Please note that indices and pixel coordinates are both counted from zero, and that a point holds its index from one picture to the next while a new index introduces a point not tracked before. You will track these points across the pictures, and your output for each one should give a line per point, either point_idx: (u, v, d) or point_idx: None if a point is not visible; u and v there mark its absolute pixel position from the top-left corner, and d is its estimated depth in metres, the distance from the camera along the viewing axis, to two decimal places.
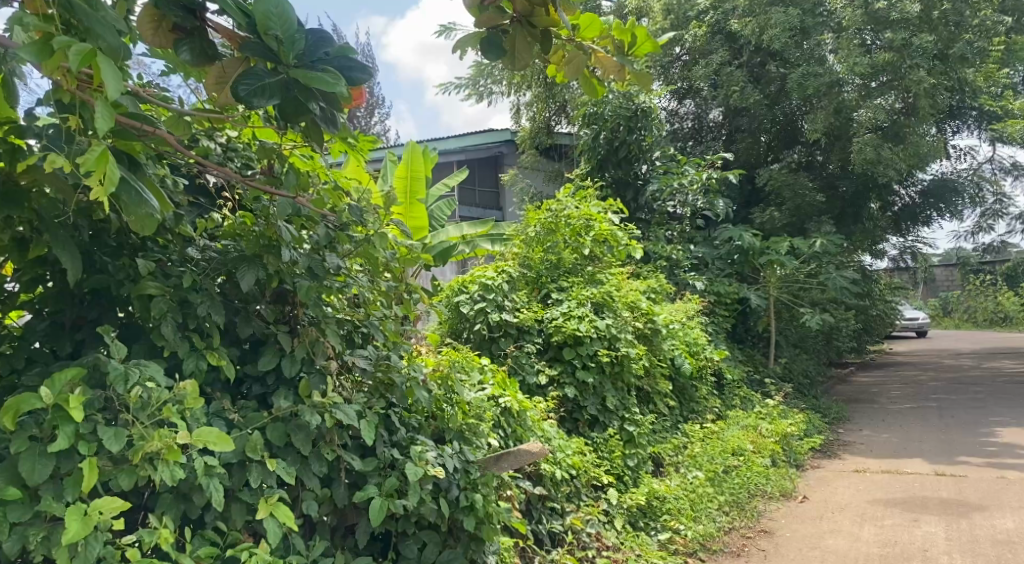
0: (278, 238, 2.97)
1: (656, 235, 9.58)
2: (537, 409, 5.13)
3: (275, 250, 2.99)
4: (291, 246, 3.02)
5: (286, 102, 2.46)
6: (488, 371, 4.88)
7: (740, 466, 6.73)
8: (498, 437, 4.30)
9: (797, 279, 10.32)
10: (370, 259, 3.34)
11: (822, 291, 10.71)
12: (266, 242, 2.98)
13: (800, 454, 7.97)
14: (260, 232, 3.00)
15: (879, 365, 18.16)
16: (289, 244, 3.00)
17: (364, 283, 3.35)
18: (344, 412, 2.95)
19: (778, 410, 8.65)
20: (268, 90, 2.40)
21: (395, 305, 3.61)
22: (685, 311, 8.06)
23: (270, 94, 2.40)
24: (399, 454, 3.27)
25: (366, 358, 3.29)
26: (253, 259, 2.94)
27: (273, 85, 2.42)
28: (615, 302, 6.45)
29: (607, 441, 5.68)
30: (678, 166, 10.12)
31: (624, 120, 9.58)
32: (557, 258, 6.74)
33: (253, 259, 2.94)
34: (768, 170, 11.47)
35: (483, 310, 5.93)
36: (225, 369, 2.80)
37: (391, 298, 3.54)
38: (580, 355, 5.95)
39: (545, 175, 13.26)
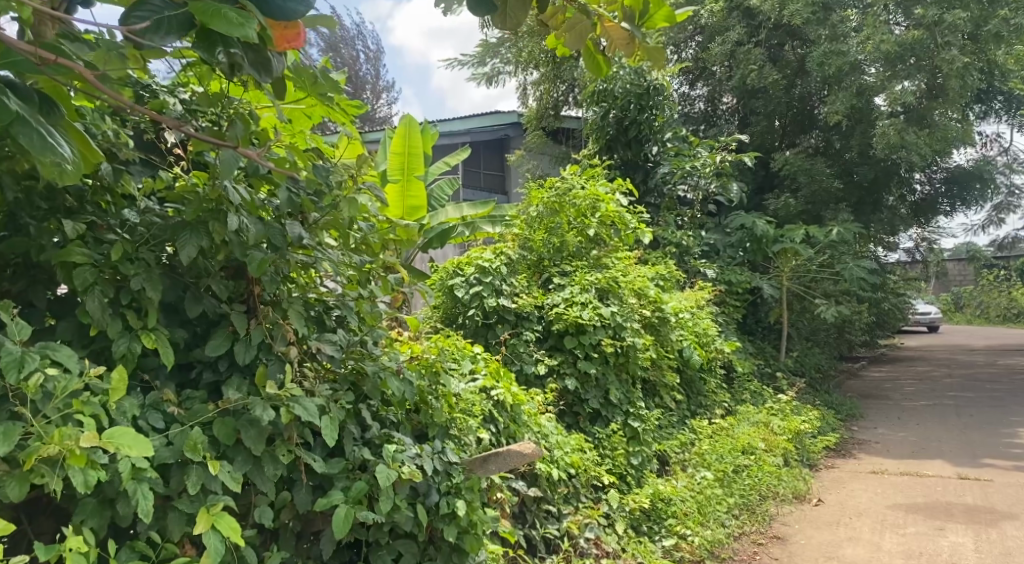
0: (224, 201, 2.53)
1: (666, 219, 9.15)
2: (535, 402, 4.73)
3: (221, 216, 2.53)
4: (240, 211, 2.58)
5: (193, 40, 2.02)
6: (481, 361, 4.48)
7: (752, 465, 6.33)
8: (488, 432, 3.90)
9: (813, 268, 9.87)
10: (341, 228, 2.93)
11: (838, 282, 10.24)
12: (209, 206, 2.53)
13: (813, 453, 7.57)
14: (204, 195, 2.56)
15: (891, 359, 17.70)
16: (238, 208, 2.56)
17: (334, 258, 2.90)
18: (303, 407, 2.53)
19: (791, 406, 8.23)
20: (165, 25, 1.97)
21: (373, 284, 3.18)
22: (695, 300, 7.63)
23: (166, 31, 1.97)
24: (371, 454, 2.86)
25: (335, 344, 2.88)
26: (195, 224, 2.51)
27: (172, 20, 1.98)
28: (621, 288, 5.99)
29: (610, 437, 5.28)
30: (691, 149, 9.66)
31: (635, 98, 9.11)
32: (560, 240, 6.30)
33: (195, 225, 2.51)
34: (785, 154, 10.96)
35: (479, 294, 5.51)
36: (163, 355, 2.40)
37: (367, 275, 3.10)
38: (582, 344, 5.52)
39: (551, 158, 12.82)
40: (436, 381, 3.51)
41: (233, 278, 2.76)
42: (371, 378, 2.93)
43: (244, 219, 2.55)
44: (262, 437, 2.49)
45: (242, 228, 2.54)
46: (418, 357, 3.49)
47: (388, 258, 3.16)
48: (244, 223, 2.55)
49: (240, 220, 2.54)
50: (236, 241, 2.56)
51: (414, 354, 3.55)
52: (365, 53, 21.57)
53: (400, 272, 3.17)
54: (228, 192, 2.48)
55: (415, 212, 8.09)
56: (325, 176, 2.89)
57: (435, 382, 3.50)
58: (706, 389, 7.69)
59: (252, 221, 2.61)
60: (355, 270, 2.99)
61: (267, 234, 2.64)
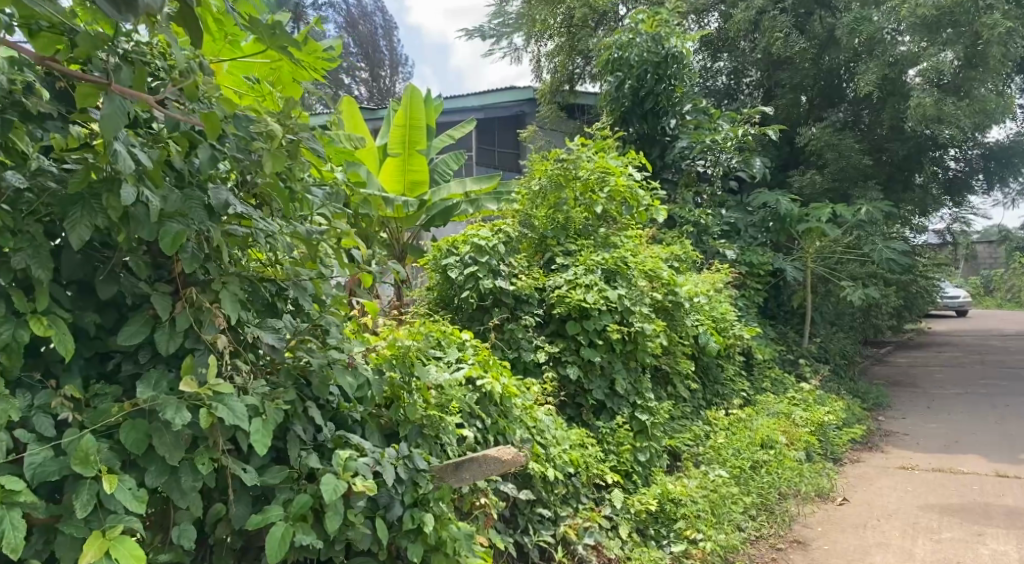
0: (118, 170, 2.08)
1: (683, 197, 8.64)
2: (530, 394, 4.29)
3: (116, 188, 2.08)
4: (140, 182, 2.12)
5: None
6: (471, 347, 4.04)
7: (770, 461, 5.87)
8: (471, 429, 3.49)
9: (839, 249, 9.31)
10: (275, 192, 2.48)
11: (865, 264, 9.67)
12: (102, 174, 2.10)
13: (839, 446, 7.08)
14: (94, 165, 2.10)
15: (920, 344, 17.04)
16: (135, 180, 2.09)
17: (275, 232, 2.45)
18: (225, 409, 2.12)
19: (814, 395, 7.75)
20: None
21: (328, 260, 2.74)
22: (713, 283, 7.12)
23: None
24: (319, 461, 2.45)
25: (278, 330, 2.47)
26: (85, 196, 2.09)
27: None
28: (630, 269, 5.49)
29: (616, 432, 4.83)
30: (711, 122, 9.10)
31: (652, 67, 8.54)
32: (565, 217, 5.81)
33: (86, 198, 2.09)
34: (813, 128, 10.34)
35: (474, 275, 5.07)
36: (60, 345, 2.02)
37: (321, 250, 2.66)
38: (586, 329, 5.07)
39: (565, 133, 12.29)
40: (411, 374, 3.06)
41: (154, 255, 2.35)
42: (321, 371, 2.51)
43: (145, 191, 2.11)
44: (179, 444, 2.09)
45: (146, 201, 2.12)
46: (384, 345, 3.06)
47: (350, 233, 2.72)
48: (146, 195, 2.11)
49: (140, 191, 2.09)
50: (142, 214, 2.13)
51: (383, 342, 3.12)
52: (382, 29, 21.03)
53: (360, 245, 2.74)
54: (120, 159, 2.01)
55: (418, 186, 7.74)
56: (245, 125, 2.41)
57: (411, 374, 3.06)
58: (723, 377, 7.22)
59: (158, 191, 2.17)
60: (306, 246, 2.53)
61: (182, 207, 2.21)
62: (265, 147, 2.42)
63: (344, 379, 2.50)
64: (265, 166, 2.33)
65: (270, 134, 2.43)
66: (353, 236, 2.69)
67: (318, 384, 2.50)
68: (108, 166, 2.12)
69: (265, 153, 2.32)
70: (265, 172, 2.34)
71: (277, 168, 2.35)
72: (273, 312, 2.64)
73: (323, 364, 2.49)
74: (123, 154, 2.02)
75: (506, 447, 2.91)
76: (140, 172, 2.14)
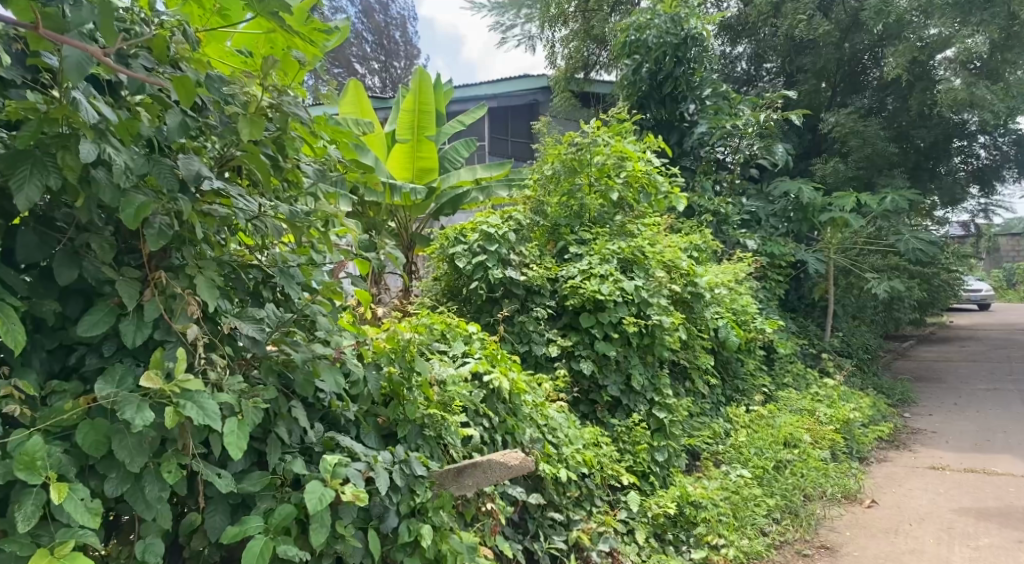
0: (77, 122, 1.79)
1: (702, 184, 8.33)
2: (541, 390, 4.03)
3: (75, 144, 1.80)
4: (103, 138, 1.84)
5: None
6: (480, 341, 3.78)
7: (794, 461, 5.59)
8: (478, 429, 3.24)
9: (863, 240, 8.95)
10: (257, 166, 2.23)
11: (890, 256, 9.31)
12: (57, 129, 1.80)
13: (865, 444, 6.78)
14: (43, 113, 1.77)
15: (943, 338, 16.59)
16: (96, 136, 1.81)
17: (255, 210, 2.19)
18: (196, 408, 1.87)
19: (839, 392, 7.43)
20: None
21: (317, 245, 2.49)
22: (733, 273, 6.81)
23: None
24: (304, 466, 2.20)
25: (259, 322, 2.19)
26: (35, 153, 1.78)
27: None
28: (648, 260, 5.22)
29: (632, 430, 4.57)
30: (731, 107, 8.76)
31: (671, 49, 8.21)
32: (580, 203, 5.52)
33: (36, 154, 1.79)
34: (836, 114, 9.92)
35: (483, 264, 4.80)
36: (9, 337, 1.77)
37: (308, 233, 2.41)
38: (601, 322, 4.79)
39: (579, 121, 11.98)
40: (412, 368, 2.81)
41: (123, 234, 2.10)
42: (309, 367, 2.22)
43: (108, 147, 1.83)
44: (143, 447, 1.84)
45: (108, 159, 1.83)
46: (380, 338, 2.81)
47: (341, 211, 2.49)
48: (109, 153, 1.83)
49: (102, 148, 1.81)
50: (104, 177, 1.86)
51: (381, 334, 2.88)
52: (397, 19, 20.65)
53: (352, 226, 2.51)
54: (82, 109, 1.77)
55: (429, 174, 7.52)
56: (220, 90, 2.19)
57: (412, 368, 2.81)
58: (743, 372, 6.93)
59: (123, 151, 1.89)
60: (290, 225, 2.28)
61: (150, 171, 1.93)
62: (240, 111, 2.19)
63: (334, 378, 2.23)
64: (241, 131, 2.09)
65: (246, 99, 2.21)
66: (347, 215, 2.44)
67: (304, 382, 2.23)
68: (66, 124, 1.82)
69: (240, 116, 2.08)
70: (241, 139, 2.09)
71: (255, 134, 2.10)
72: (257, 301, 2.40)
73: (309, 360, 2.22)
74: (84, 104, 1.78)
75: (512, 451, 2.66)
76: (102, 128, 1.85)
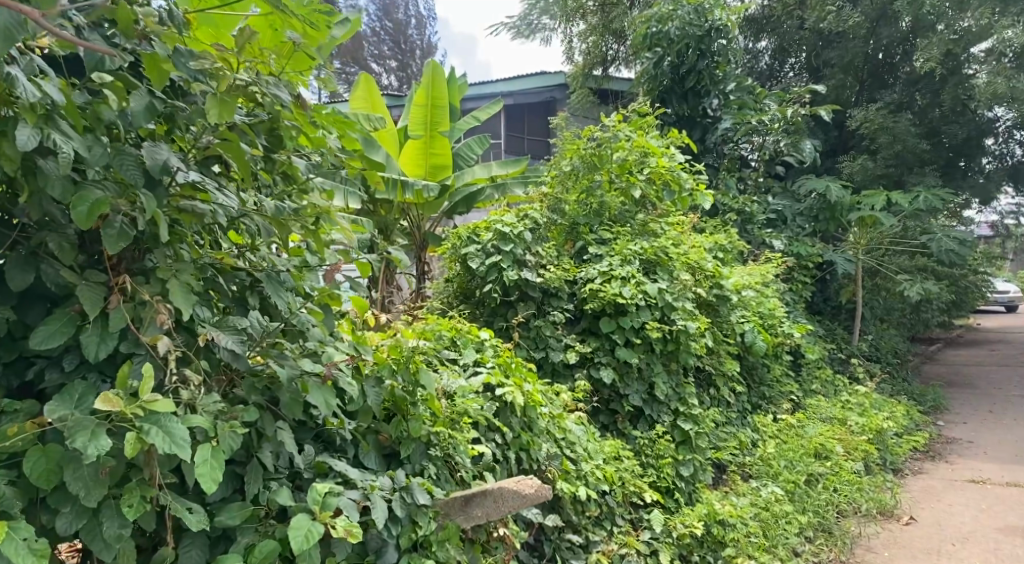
0: (17, 105, 1.54)
1: (726, 182, 8.02)
2: (558, 400, 3.76)
3: (14, 130, 1.55)
4: (50, 122, 1.58)
5: None
6: (493, 349, 3.51)
7: (827, 475, 5.27)
8: (490, 445, 2.97)
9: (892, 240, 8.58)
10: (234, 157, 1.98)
11: (919, 257, 8.93)
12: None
13: (899, 455, 6.43)
14: None
15: (971, 341, 16.07)
16: (40, 121, 1.55)
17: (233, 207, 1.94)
18: (161, 436, 1.60)
19: (870, 399, 7.08)
20: None
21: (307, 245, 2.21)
22: (761, 275, 6.49)
23: None
24: (291, 496, 1.94)
25: (241, 332, 1.91)
26: None
27: None
28: (671, 261, 4.93)
29: (655, 443, 4.29)
30: (756, 102, 8.44)
31: (694, 41, 7.89)
32: (599, 201, 5.23)
33: None
34: (865, 109, 9.45)
35: (497, 265, 4.53)
36: None
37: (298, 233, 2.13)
38: (622, 327, 4.50)
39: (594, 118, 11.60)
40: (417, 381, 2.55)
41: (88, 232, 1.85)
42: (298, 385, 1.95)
43: (54, 133, 1.57)
44: (101, 478, 1.58)
45: (55, 148, 1.57)
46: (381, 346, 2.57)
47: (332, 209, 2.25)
48: (57, 140, 1.57)
49: (46, 135, 1.55)
50: (53, 168, 1.61)
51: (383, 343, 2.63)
52: (414, 21, 19.76)
53: (346, 225, 2.28)
54: (19, 85, 1.49)
55: (442, 170, 7.26)
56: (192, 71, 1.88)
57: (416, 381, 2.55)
58: (769, 378, 6.61)
59: (78, 137, 1.63)
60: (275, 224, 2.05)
61: (110, 162, 1.67)
62: (209, 89, 1.90)
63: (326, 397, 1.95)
64: (209, 114, 1.82)
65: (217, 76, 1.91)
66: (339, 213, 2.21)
67: (292, 402, 1.94)
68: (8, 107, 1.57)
69: (209, 97, 1.82)
70: (209, 123, 1.83)
71: (225, 117, 1.84)
72: (242, 307, 2.16)
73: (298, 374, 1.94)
74: (24, 80, 1.51)
75: (526, 477, 2.46)
76: (51, 110, 1.59)
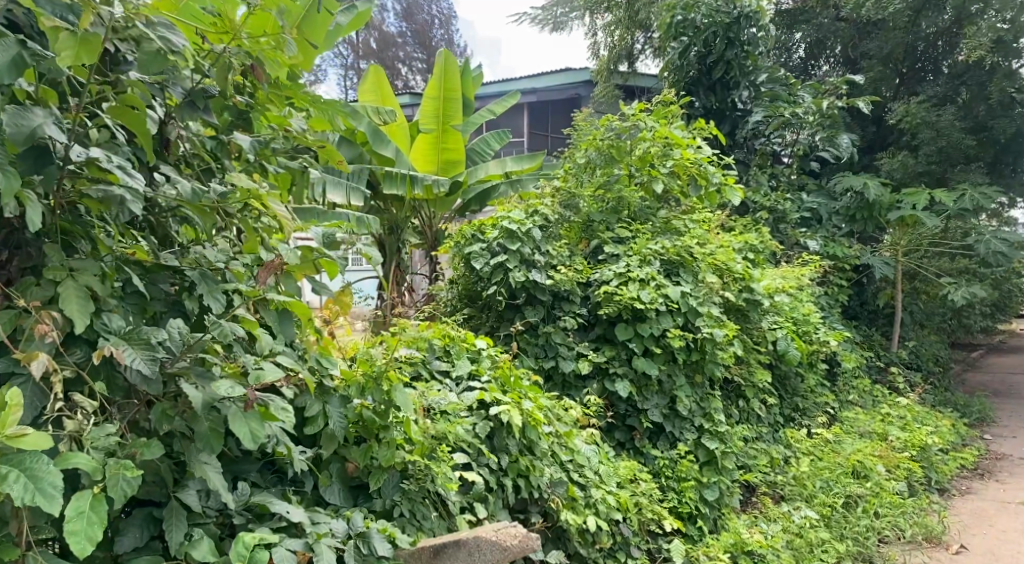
0: None
1: (757, 179, 7.57)
2: (565, 416, 3.38)
3: None
4: None
5: None
6: (493, 360, 3.13)
7: (867, 497, 4.79)
8: (483, 472, 2.59)
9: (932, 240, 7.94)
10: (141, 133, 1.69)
11: (960, 258, 8.33)
12: None
13: (945, 474, 5.89)
14: None
15: (1018, 348, 15.15)
16: None
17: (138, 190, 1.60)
18: (20, 486, 1.24)
19: (913, 413, 6.55)
20: None
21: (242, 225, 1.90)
22: (795, 277, 6.03)
23: None
24: (216, 547, 1.57)
25: (154, 347, 1.54)
26: None
27: None
28: (696, 261, 4.50)
29: (677, 463, 3.90)
30: (791, 94, 7.99)
31: (723, 30, 7.46)
32: (617, 197, 4.81)
33: None
34: (906, 102, 8.67)
35: (504, 265, 4.16)
36: None
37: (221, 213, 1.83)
38: (640, 335, 4.09)
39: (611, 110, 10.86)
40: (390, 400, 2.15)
41: None
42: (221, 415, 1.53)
43: None
44: None
45: None
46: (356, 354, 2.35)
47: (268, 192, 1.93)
48: None
49: None
50: None
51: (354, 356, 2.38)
52: (440, 18, 16.83)
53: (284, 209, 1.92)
54: None
55: (454, 166, 6.93)
56: (58, 10, 1.56)
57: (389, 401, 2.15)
58: (803, 390, 6.14)
59: None
60: (194, 210, 1.78)
61: None
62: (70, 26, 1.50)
63: (253, 427, 1.53)
64: (65, 56, 1.48)
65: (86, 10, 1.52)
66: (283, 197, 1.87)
67: (210, 435, 1.53)
68: None
69: (64, 35, 1.47)
70: (66, 67, 1.49)
71: (86, 60, 1.49)
72: (178, 311, 1.84)
73: (220, 400, 1.54)
74: None
75: (508, 527, 2.11)
76: None
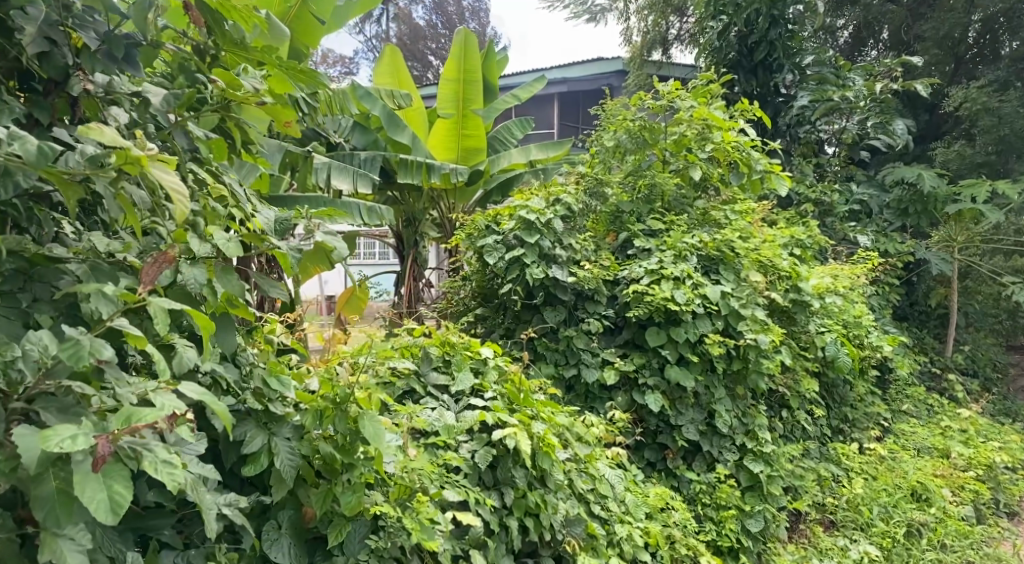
0: None
1: (803, 168, 6.98)
2: (586, 433, 2.91)
3: None
4: None
5: None
6: (500, 370, 2.65)
7: (933, 524, 4.20)
8: (482, 511, 2.13)
9: (989, 238, 7.10)
10: None
11: (1016, 256, 7.38)
12: None
13: (1017, 498, 5.21)
14: None
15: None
16: None
17: None
18: None
19: (977, 427, 5.88)
20: None
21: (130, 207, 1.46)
22: (847, 276, 5.42)
23: None
24: None
25: None
26: None
27: None
28: (738, 257, 3.98)
29: (715, 489, 3.41)
30: (840, 77, 7.40)
31: (766, 7, 6.85)
32: (650, 184, 4.28)
33: None
34: (965, 86, 7.50)
35: (519, 260, 3.67)
36: None
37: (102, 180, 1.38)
38: (674, 341, 3.59)
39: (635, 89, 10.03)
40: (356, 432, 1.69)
41: None
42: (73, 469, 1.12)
43: None
44: None
45: None
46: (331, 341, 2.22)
47: (153, 157, 1.41)
48: None
49: None
50: None
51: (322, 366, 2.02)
52: (470, 7, 15.83)
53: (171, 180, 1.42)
54: None
55: (475, 154, 6.46)
56: None
57: (355, 433, 1.69)
58: (852, 399, 5.56)
59: None
60: (55, 178, 1.34)
61: None
62: None
63: (114, 487, 1.11)
64: None
65: None
66: (177, 162, 1.42)
67: (59, 498, 1.13)
68: None
69: None
70: None
71: None
72: (75, 317, 1.42)
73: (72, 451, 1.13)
74: None
75: None
76: None
